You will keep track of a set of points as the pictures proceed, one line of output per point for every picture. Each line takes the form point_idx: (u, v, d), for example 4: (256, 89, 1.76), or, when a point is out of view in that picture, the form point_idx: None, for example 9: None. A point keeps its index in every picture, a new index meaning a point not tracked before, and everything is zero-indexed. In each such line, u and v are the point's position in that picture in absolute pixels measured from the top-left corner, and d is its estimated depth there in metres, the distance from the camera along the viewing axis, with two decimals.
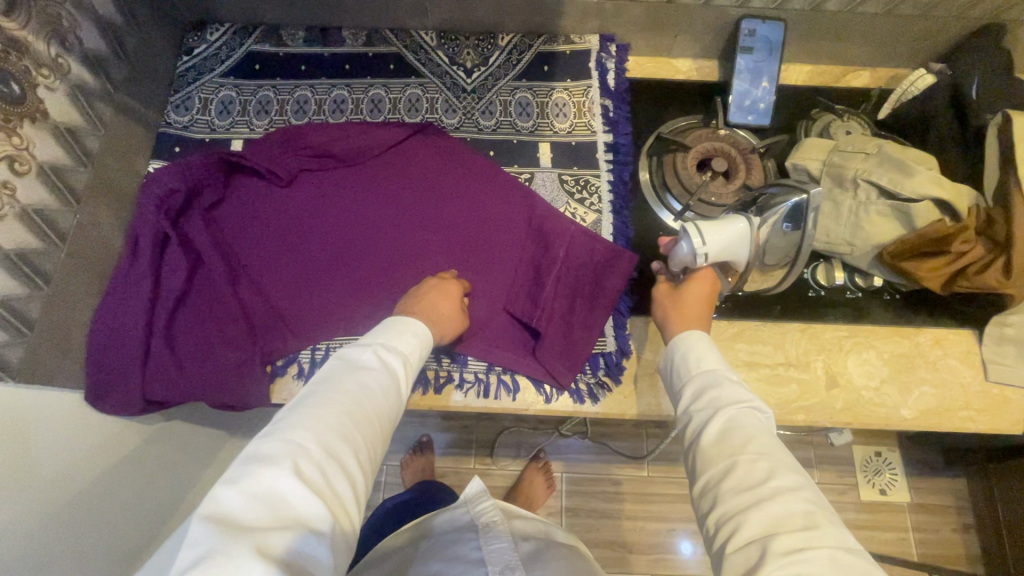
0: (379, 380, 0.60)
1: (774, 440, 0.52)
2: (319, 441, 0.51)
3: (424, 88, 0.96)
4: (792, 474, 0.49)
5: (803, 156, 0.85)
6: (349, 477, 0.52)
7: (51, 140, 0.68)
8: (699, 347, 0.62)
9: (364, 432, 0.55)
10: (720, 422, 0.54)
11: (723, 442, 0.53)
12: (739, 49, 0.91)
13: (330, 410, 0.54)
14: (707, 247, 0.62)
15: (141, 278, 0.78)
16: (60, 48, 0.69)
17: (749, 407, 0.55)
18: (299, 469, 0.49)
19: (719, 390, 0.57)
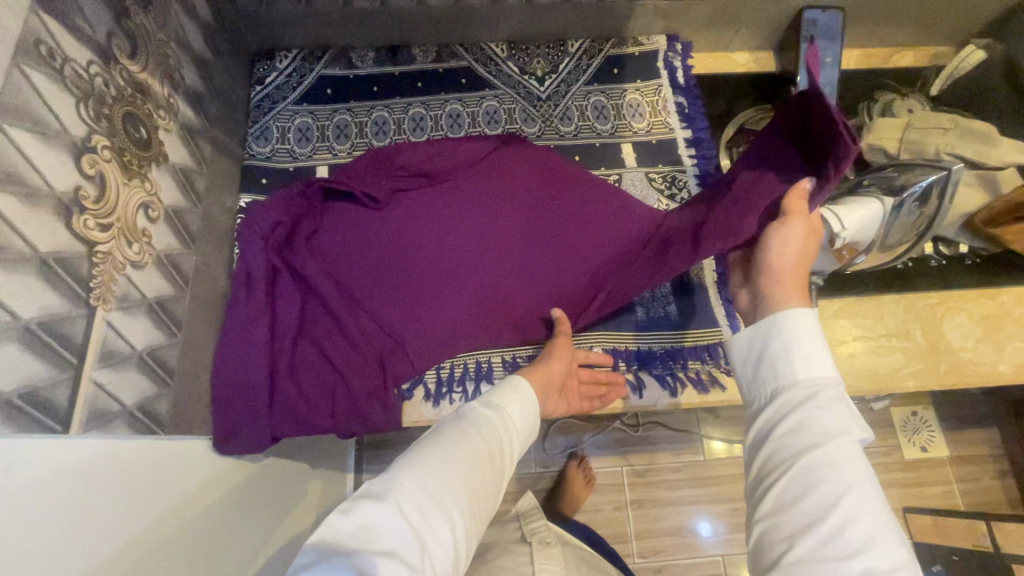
0: (484, 425, 0.55)
1: (871, 493, 0.48)
2: (420, 479, 0.48)
3: (500, 100, 0.96)
4: (889, 546, 0.45)
5: (877, 136, 0.90)
6: (449, 525, 0.46)
7: (172, 182, 0.67)
8: (811, 346, 0.55)
9: (467, 478, 0.50)
10: (819, 460, 0.49)
11: (812, 493, 0.48)
12: (802, 38, 0.94)
13: (432, 450, 0.51)
14: (845, 228, 0.65)
15: (256, 311, 0.76)
16: (170, 87, 0.68)
17: (851, 446, 0.50)
18: (400, 506, 0.45)
19: (819, 412, 0.51)
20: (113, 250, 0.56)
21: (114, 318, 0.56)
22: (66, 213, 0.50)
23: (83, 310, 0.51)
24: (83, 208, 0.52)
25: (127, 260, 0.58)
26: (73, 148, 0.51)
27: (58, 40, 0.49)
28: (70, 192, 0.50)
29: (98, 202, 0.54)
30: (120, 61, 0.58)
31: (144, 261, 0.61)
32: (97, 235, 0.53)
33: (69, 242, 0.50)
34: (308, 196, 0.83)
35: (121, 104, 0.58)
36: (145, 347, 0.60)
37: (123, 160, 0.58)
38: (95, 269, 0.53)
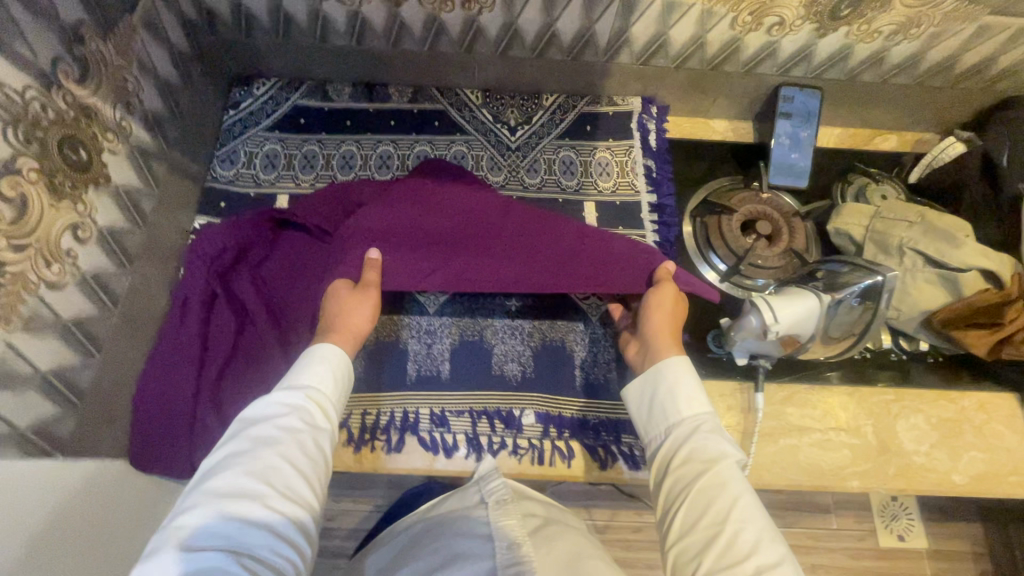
0: (289, 426, 0.59)
1: (754, 500, 0.58)
2: (222, 506, 0.52)
3: (469, 145, 0.96)
4: (773, 543, 0.54)
5: (844, 221, 0.88)
6: (265, 527, 0.52)
7: (111, 204, 0.67)
8: (688, 386, 0.67)
9: (275, 484, 0.55)
10: (711, 478, 0.59)
11: (703, 510, 0.58)
12: (779, 113, 0.93)
13: (229, 471, 0.55)
14: (778, 325, 0.63)
15: (189, 338, 0.76)
16: (124, 112, 0.69)
17: (735, 464, 0.61)
18: (201, 541, 0.50)
19: (702, 442, 0.63)
20: (25, 270, 0.56)
21: (17, 339, 0.55)
22: None
23: None
24: None
25: (43, 280, 0.58)
26: None
27: None
28: None
29: (14, 223, 0.54)
30: (65, 86, 0.59)
31: (64, 280, 0.61)
32: (7, 255, 0.53)
33: None
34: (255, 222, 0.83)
35: (60, 128, 0.59)
36: (51, 367, 0.60)
37: (53, 182, 0.58)
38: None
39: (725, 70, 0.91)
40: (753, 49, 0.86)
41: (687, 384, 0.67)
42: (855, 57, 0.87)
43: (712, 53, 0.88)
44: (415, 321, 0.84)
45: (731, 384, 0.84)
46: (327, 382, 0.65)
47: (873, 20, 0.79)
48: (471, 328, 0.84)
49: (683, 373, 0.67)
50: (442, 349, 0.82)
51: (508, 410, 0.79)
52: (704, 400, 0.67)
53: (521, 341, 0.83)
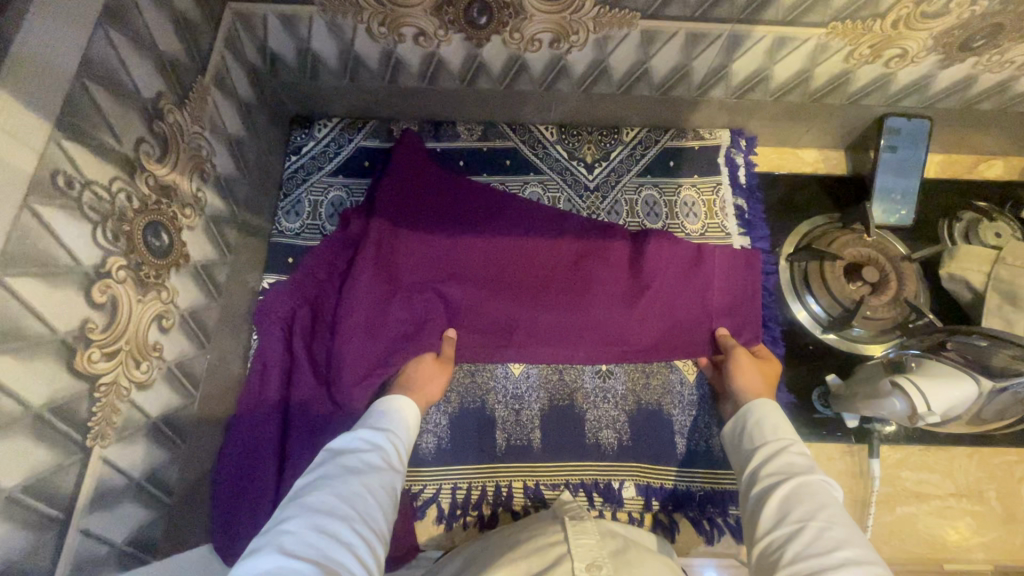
0: (373, 461, 0.57)
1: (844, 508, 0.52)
2: (312, 521, 0.47)
3: (544, 186, 0.90)
4: (865, 549, 0.47)
5: (961, 267, 0.81)
6: (352, 548, 0.47)
7: (191, 284, 0.62)
8: (776, 417, 0.64)
9: (360, 507, 0.51)
10: (800, 481, 0.54)
11: (788, 505, 0.53)
12: (882, 147, 0.86)
13: (320, 491, 0.51)
14: (933, 413, 0.57)
15: (269, 409, 0.72)
16: (199, 181, 0.63)
17: (825, 481, 0.55)
18: (292, 548, 0.44)
19: (789, 458, 0.58)
20: (118, 377, 0.51)
21: (112, 452, 0.51)
22: (68, 354, 0.45)
23: (77, 455, 0.47)
24: (88, 342, 0.47)
25: (133, 382, 0.53)
26: (83, 279, 0.46)
27: (78, 164, 0.45)
28: (74, 329, 0.46)
29: (105, 330, 0.49)
30: (147, 168, 0.54)
31: (152, 378, 0.56)
32: (100, 367, 0.48)
33: (70, 385, 0.45)
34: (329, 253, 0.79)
35: (144, 215, 0.54)
36: (143, 473, 0.56)
37: (139, 275, 0.53)
38: (95, 407, 0.48)
39: (826, 103, 0.84)
40: (862, 81, 0.79)
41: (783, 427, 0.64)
42: (975, 86, 0.79)
43: (816, 86, 0.80)
44: (500, 386, 0.78)
45: (840, 447, 0.78)
46: (403, 433, 0.64)
47: (1007, 51, 0.72)
48: (561, 391, 0.79)
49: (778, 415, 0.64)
50: (531, 416, 0.77)
51: (606, 482, 0.75)
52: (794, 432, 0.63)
53: (614, 406, 0.78)
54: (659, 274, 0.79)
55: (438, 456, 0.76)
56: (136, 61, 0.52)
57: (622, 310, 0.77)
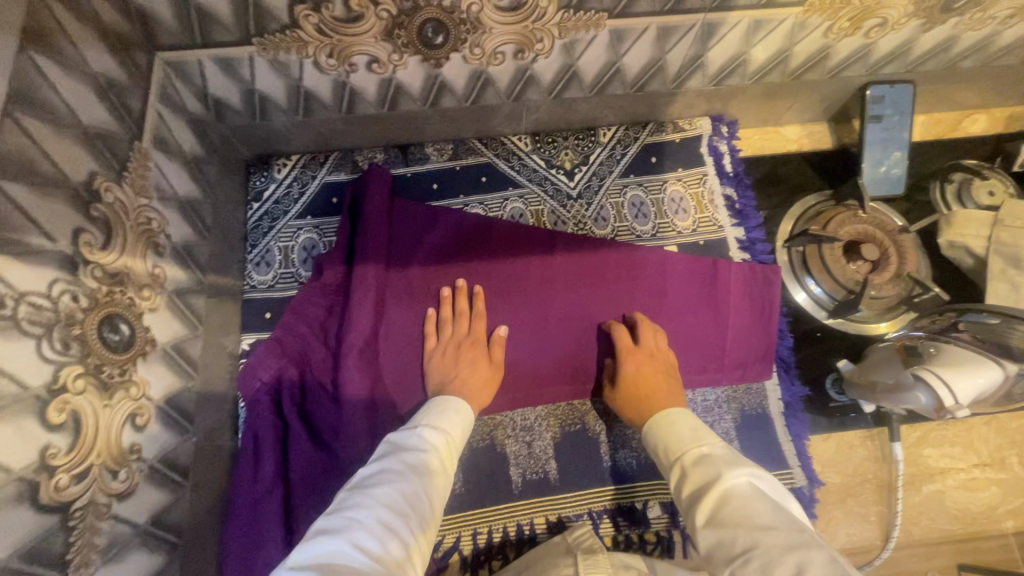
0: (429, 461, 0.56)
1: (764, 507, 0.45)
2: (375, 513, 0.47)
3: (525, 200, 0.86)
4: (793, 559, 0.40)
5: (960, 233, 0.79)
6: (404, 551, 0.45)
7: (163, 369, 0.57)
8: (664, 436, 0.59)
9: (417, 505, 0.51)
10: (708, 508, 0.48)
11: (716, 541, 0.46)
12: (869, 117, 0.83)
13: (382, 485, 0.50)
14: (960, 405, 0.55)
15: (269, 483, 0.67)
16: (155, 256, 0.58)
17: (728, 485, 0.48)
18: (356, 541, 0.44)
19: (691, 475, 0.52)
20: (94, 496, 0.46)
21: None
22: (31, 491, 0.40)
23: None
24: (51, 470, 0.42)
25: (113, 495, 0.49)
26: (36, 403, 0.42)
27: (8, 278, 0.40)
28: (35, 461, 0.41)
29: (71, 451, 0.44)
30: (92, 259, 0.49)
31: (133, 484, 0.51)
32: (70, 493, 0.44)
33: (39, 523, 0.41)
34: (313, 312, 0.74)
35: (95, 311, 0.48)
36: None
37: (101, 379, 0.48)
38: (72, 537, 0.44)
39: (806, 79, 0.80)
40: (843, 54, 0.75)
41: (691, 420, 0.60)
42: (957, 46, 0.76)
43: (795, 64, 0.77)
44: (509, 418, 0.75)
45: (860, 433, 0.77)
46: (454, 424, 0.62)
47: (988, 8, 0.69)
48: (571, 414, 0.76)
49: (664, 434, 0.59)
50: (544, 446, 0.74)
51: (630, 504, 0.72)
52: (682, 432, 0.58)
53: (628, 423, 0.76)
54: (668, 296, 0.81)
55: (454, 503, 0.72)
56: (55, 143, 0.46)
57: (624, 330, 0.79)
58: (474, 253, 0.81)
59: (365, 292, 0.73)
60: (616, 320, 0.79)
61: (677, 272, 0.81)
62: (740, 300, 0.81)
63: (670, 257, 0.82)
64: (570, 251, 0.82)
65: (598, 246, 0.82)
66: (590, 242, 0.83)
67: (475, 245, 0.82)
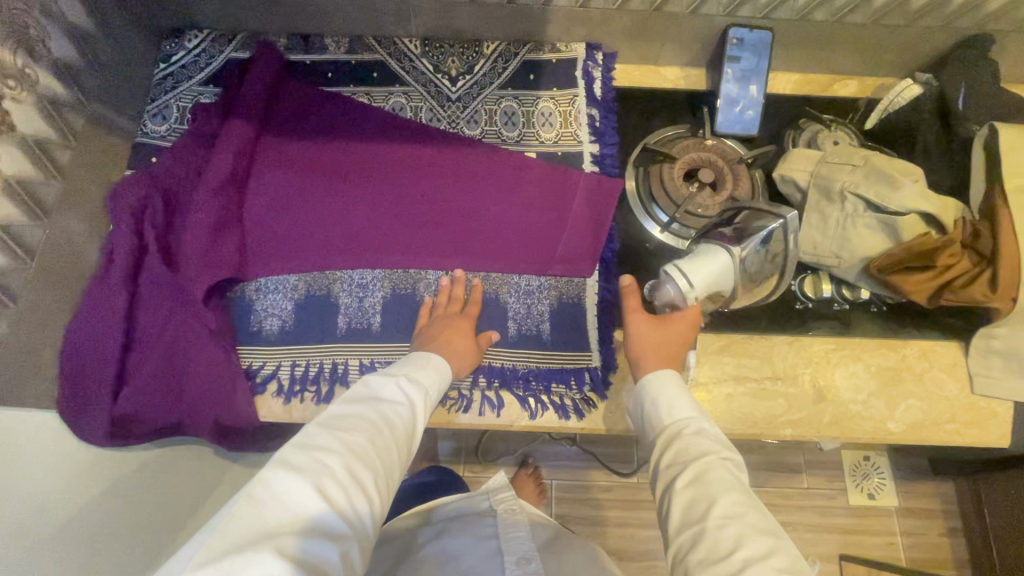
0: (402, 414, 0.61)
1: (749, 500, 0.53)
2: (343, 461, 0.52)
3: (408, 97, 0.93)
4: (760, 536, 0.49)
5: (789, 167, 0.84)
6: (369, 497, 0.53)
7: (18, 154, 0.67)
8: (665, 395, 0.62)
9: (386, 458, 0.56)
10: (690, 474, 0.55)
11: (692, 508, 0.53)
12: (727, 57, 0.90)
13: (356, 432, 0.55)
14: (693, 284, 0.69)
15: (114, 289, 0.76)
16: (27, 58, 0.67)
17: (720, 462, 0.55)
18: (327, 481, 0.50)
19: (687, 442, 0.58)
20: None
21: None
22: None
23: None
24: None
25: None
26: None
27: None
28: None
29: None
30: None
31: None
32: None
33: None
34: (188, 156, 0.83)
35: None
36: None
37: None
38: None
39: (668, 12, 0.87)
40: None
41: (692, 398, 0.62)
42: None
43: None
44: (347, 275, 0.83)
45: None
46: (434, 382, 0.67)
47: None
48: (404, 281, 0.83)
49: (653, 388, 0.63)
50: (373, 302, 0.82)
51: None
52: (685, 404, 0.61)
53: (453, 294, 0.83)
54: (516, 194, 0.88)
55: (281, 337, 0.80)
56: None
57: (470, 217, 0.87)
58: (351, 135, 0.90)
59: (235, 143, 0.83)
60: (459, 205, 0.87)
61: (530, 175, 0.88)
62: (583, 206, 0.87)
63: (526, 160, 0.89)
64: (438, 145, 0.90)
65: (462, 142, 0.90)
66: (457, 138, 0.90)
67: (352, 128, 0.90)
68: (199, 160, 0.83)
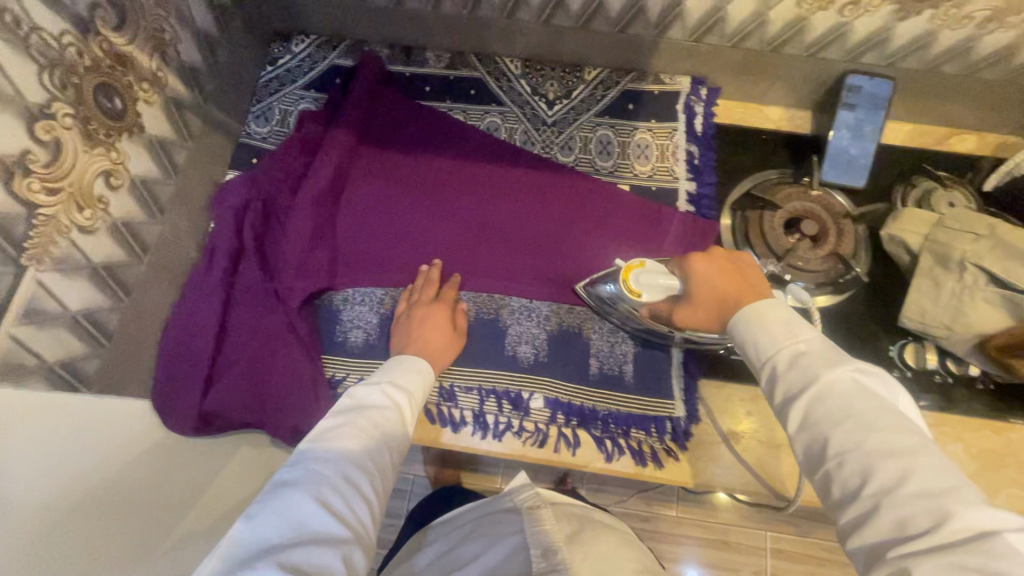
0: (392, 418, 0.61)
1: (881, 415, 0.46)
2: (339, 472, 0.53)
3: (503, 117, 0.93)
4: (888, 459, 0.43)
5: (901, 228, 0.80)
6: (368, 503, 0.53)
7: (143, 153, 0.69)
8: (753, 334, 0.54)
9: (378, 462, 0.56)
10: (802, 415, 0.48)
11: (823, 442, 0.46)
12: (842, 104, 0.84)
13: (346, 442, 0.56)
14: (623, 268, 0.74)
15: (213, 287, 0.78)
16: (161, 62, 0.70)
17: (837, 379, 0.48)
18: (319, 491, 0.50)
19: (789, 379, 0.50)
20: (58, 214, 0.58)
21: (48, 279, 0.58)
22: (7, 175, 0.51)
23: (11, 268, 0.54)
24: (28, 171, 0.53)
25: (76, 225, 0.60)
26: (28, 114, 0.53)
27: (28, 9, 0.52)
28: (16, 156, 0.52)
29: (48, 167, 0.55)
30: (102, 33, 0.60)
31: (95, 226, 0.63)
32: (40, 198, 0.55)
33: (8, 204, 0.52)
34: (289, 160, 0.84)
35: (95, 75, 0.60)
36: (80, 308, 0.63)
37: (87, 129, 0.59)
38: (32, 231, 0.55)
39: (784, 53, 0.84)
40: (818, 30, 0.79)
41: (780, 313, 0.54)
42: (936, 45, 0.78)
43: (772, 33, 0.81)
44: None
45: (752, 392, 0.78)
46: (417, 385, 0.68)
47: (964, 4, 0.70)
48: (488, 305, 0.83)
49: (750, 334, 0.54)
50: None
51: (517, 392, 0.79)
52: (777, 328, 0.53)
53: (537, 325, 0.81)
54: (607, 226, 0.86)
55: (365, 350, 0.81)
56: None
57: (558, 244, 0.85)
58: (445, 150, 0.89)
59: (335, 152, 0.84)
60: (549, 230, 0.85)
61: (622, 207, 0.86)
62: (676, 246, 0.84)
63: (620, 193, 0.87)
64: (530, 168, 0.89)
65: (557, 168, 0.89)
66: (550, 163, 0.89)
67: (446, 144, 0.90)
68: (299, 166, 0.85)
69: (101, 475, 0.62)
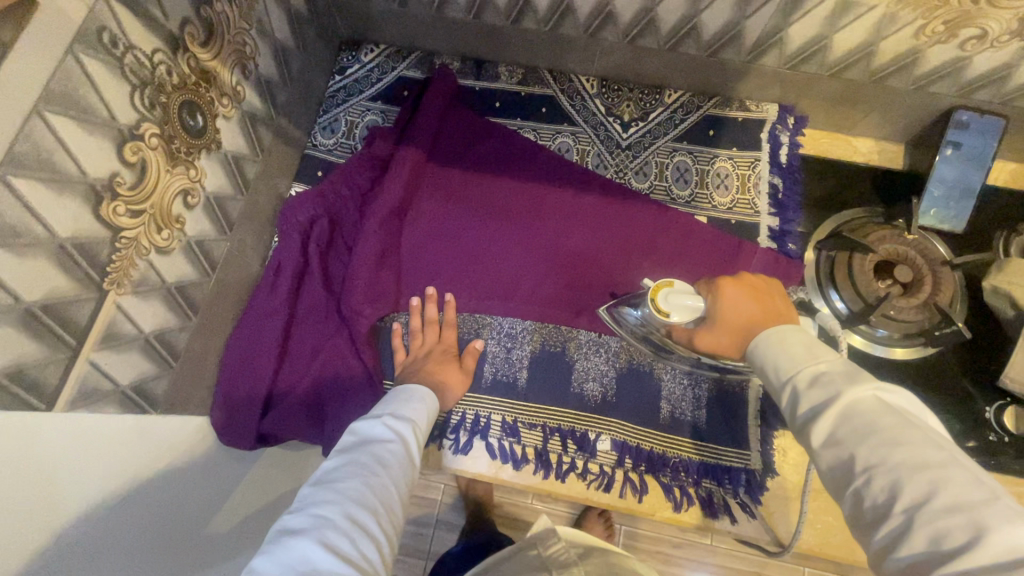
0: (395, 450, 0.57)
1: (909, 433, 0.41)
2: (343, 510, 0.48)
3: (575, 138, 0.89)
4: (916, 473, 0.38)
5: (1009, 279, 0.72)
6: (377, 543, 0.48)
7: (219, 169, 0.67)
8: (776, 355, 0.51)
9: (384, 499, 0.52)
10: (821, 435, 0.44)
11: (844, 468, 0.42)
12: (946, 141, 0.79)
13: (350, 478, 0.52)
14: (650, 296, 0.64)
15: (276, 306, 0.76)
16: (240, 75, 0.68)
17: (856, 399, 0.44)
18: (325, 534, 0.45)
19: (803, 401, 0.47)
20: (140, 236, 0.56)
21: (126, 302, 0.56)
22: (95, 199, 0.50)
23: (94, 292, 0.52)
24: (115, 195, 0.52)
25: (155, 246, 0.58)
26: (116, 135, 0.51)
27: (123, 26, 0.50)
28: (104, 179, 0.50)
29: (134, 189, 0.54)
30: (190, 50, 0.58)
31: (171, 246, 0.61)
32: (125, 221, 0.53)
33: (95, 228, 0.50)
34: (356, 176, 0.82)
35: (180, 92, 0.58)
36: (153, 329, 0.61)
37: (170, 148, 0.58)
38: (115, 255, 0.53)
39: (888, 84, 0.78)
40: (932, 64, 0.73)
41: (803, 335, 0.53)
42: None
43: (878, 64, 0.75)
44: (497, 323, 0.81)
45: None
46: (422, 418, 0.64)
47: None
48: (555, 337, 0.79)
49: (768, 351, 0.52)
50: (521, 356, 0.79)
51: (583, 432, 0.75)
52: (797, 348, 0.51)
53: (606, 361, 0.78)
54: (682, 260, 0.81)
55: None
56: None
57: (629, 277, 0.81)
58: (513, 170, 0.86)
59: (404, 171, 0.81)
60: (620, 261, 0.82)
61: (699, 240, 0.81)
62: None
63: (698, 224, 0.82)
64: (602, 193, 0.84)
65: (631, 194, 0.84)
66: (625, 189, 0.84)
67: (515, 164, 0.86)
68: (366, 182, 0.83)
69: (123, 499, 0.57)
